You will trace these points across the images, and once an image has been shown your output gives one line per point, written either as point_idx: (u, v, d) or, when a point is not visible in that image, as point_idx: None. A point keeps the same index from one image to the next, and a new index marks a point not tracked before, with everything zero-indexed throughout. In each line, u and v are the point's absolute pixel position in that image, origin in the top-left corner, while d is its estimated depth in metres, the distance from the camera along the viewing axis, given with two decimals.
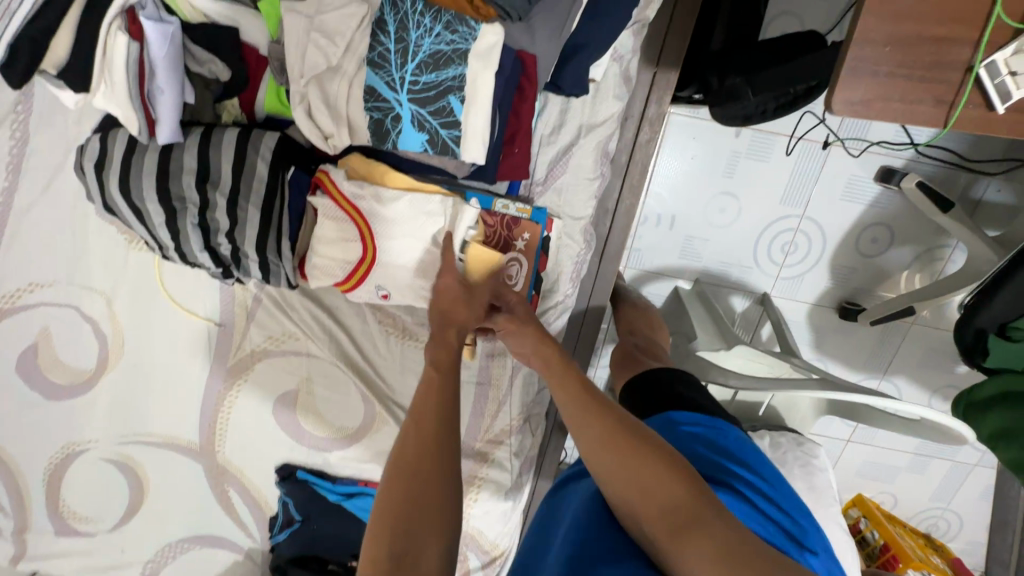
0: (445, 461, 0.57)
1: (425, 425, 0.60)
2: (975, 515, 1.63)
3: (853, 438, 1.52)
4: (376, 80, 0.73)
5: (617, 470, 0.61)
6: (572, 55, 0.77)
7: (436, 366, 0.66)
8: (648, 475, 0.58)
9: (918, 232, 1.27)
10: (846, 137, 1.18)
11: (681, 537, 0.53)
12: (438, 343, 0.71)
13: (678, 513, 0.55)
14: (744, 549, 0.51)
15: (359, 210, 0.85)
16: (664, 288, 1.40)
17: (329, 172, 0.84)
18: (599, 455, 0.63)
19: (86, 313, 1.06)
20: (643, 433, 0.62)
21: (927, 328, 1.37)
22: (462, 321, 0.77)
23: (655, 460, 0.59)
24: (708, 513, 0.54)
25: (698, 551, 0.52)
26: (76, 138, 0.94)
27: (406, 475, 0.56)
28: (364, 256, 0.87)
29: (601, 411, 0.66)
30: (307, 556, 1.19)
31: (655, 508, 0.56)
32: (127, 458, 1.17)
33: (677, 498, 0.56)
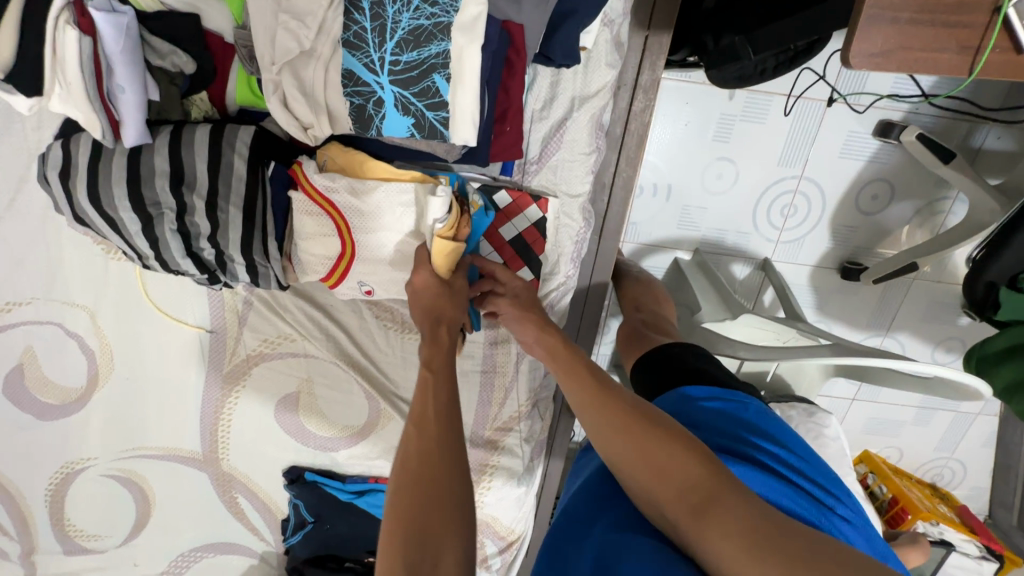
0: (458, 465, 0.59)
1: (432, 430, 0.62)
2: (980, 462, 1.65)
3: (858, 396, 1.52)
4: (354, 62, 0.68)
5: (628, 456, 0.59)
6: (561, 22, 0.72)
7: (430, 368, 0.71)
8: (662, 457, 0.56)
9: (918, 186, 1.25)
10: (846, 92, 1.14)
11: (698, 517, 0.51)
12: (428, 342, 0.76)
13: (694, 492, 0.53)
14: (764, 522, 0.48)
15: (337, 205, 0.79)
16: (664, 261, 1.37)
17: (302, 164, 0.79)
18: (611, 443, 0.62)
19: (69, 329, 1.01)
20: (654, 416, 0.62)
21: (929, 283, 1.36)
22: (446, 314, 0.80)
23: (667, 439, 0.58)
24: (723, 487, 0.52)
25: (717, 529, 0.49)
26: (37, 145, 0.88)
27: (419, 476, 0.57)
28: (344, 251, 0.83)
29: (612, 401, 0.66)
30: (322, 555, 1.18)
31: (673, 489, 0.54)
32: (129, 472, 1.14)
33: (693, 475, 0.54)
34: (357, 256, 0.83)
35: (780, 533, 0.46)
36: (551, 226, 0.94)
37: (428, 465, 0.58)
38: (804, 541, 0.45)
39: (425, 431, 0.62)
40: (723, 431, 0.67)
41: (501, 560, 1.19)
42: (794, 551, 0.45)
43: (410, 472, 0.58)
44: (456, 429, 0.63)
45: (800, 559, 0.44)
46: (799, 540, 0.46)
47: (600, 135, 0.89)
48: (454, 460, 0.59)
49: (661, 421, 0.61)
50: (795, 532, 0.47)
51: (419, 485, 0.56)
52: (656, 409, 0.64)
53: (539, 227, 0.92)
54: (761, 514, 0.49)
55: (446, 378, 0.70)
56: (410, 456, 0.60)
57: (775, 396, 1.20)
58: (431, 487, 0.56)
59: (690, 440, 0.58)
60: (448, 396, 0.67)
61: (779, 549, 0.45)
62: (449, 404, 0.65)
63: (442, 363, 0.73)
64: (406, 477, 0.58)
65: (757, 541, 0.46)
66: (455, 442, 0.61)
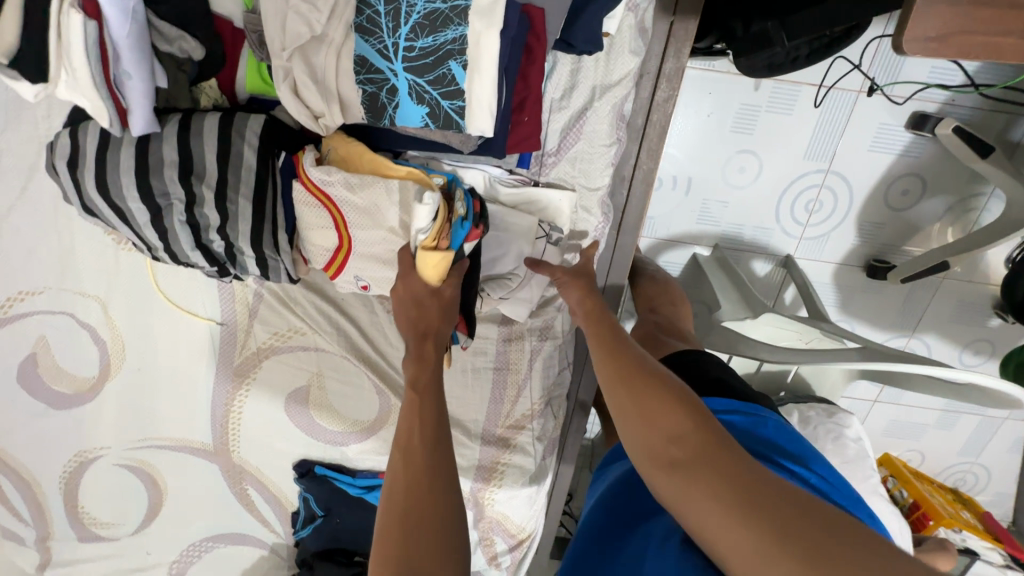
0: (449, 484, 0.58)
1: (416, 455, 0.60)
2: (1006, 469, 1.60)
3: (880, 398, 1.47)
4: (367, 48, 0.65)
5: (624, 412, 0.58)
6: (585, 6, 0.68)
7: (414, 386, 0.69)
8: (657, 407, 0.54)
9: (951, 181, 1.19)
10: (884, 85, 1.09)
11: (682, 473, 0.48)
12: (414, 359, 0.74)
13: (680, 445, 0.50)
14: (748, 478, 0.45)
15: (332, 198, 0.77)
16: (683, 257, 1.33)
17: (303, 154, 0.77)
18: (613, 393, 0.61)
19: (82, 320, 1.01)
20: (652, 374, 0.60)
21: (960, 282, 1.31)
22: (435, 329, 0.77)
23: (660, 397, 0.55)
24: (712, 441, 0.49)
25: (700, 485, 0.45)
26: (47, 134, 0.86)
27: (408, 506, 0.56)
28: (341, 245, 0.81)
29: (625, 356, 0.65)
30: (332, 549, 1.18)
31: (661, 439, 0.52)
32: (141, 462, 1.14)
33: (684, 429, 0.51)
34: (354, 249, 0.81)
35: (760, 493, 0.43)
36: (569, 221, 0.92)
37: (414, 485, 0.57)
38: (794, 504, 0.42)
39: (410, 454, 0.61)
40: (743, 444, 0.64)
41: (511, 558, 1.18)
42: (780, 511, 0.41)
43: (398, 495, 0.57)
44: (441, 444, 0.61)
45: (785, 523, 0.40)
46: (780, 503, 0.42)
47: (621, 126, 0.86)
48: (443, 474, 0.58)
49: (659, 378, 0.59)
50: (788, 494, 0.43)
51: (406, 518, 0.55)
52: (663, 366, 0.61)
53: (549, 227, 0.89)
54: (750, 469, 0.46)
55: (431, 399, 0.66)
56: (398, 482, 0.59)
57: (794, 396, 1.15)
58: (420, 512, 0.55)
59: (684, 395, 0.55)
60: (434, 417, 0.64)
61: (759, 509, 0.42)
62: (434, 424, 0.63)
63: (428, 378, 0.70)
64: (396, 505, 0.57)
65: (744, 499, 0.43)
66: (438, 454, 0.60)
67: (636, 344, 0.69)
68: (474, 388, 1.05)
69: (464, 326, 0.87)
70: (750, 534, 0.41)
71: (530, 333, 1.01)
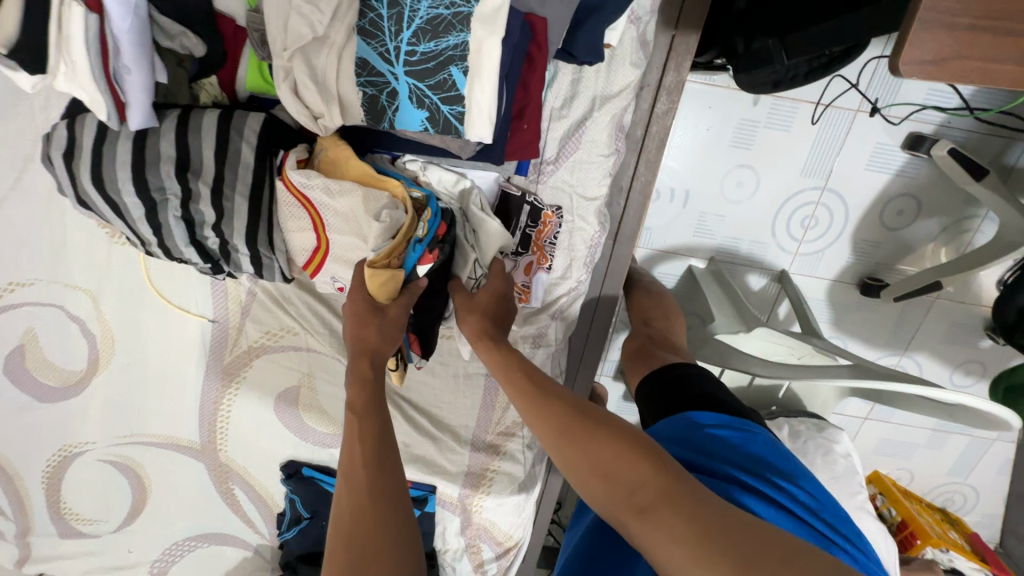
0: (393, 502, 0.57)
1: (359, 476, 0.59)
2: (994, 490, 1.60)
3: (870, 416, 1.48)
4: (368, 51, 0.66)
5: (580, 468, 0.57)
6: (587, 17, 0.68)
7: (352, 408, 0.68)
8: (611, 459, 0.54)
9: (946, 202, 1.20)
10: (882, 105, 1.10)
11: (647, 518, 0.47)
12: (351, 379, 0.73)
13: (643, 494, 0.50)
14: (714, 517, 0.45)
15: (313, 202, 0.75)
16: (678, 269, 1.34)
17: (288, 155, 0.76)
18: (561, 451, 0.60)
19: (72, 312, 1.00)
20: (598, 422, 0.60)
21: (952, 303, 1.32)
22: (376, 349, 0.75)
23: (614, 447, 0.55)
24: (671, 486, 0.49)
25: (665, 529, 0.45)
26: (44, 125, 0.86)
27: (353, 529, 0.54)
28: (319, 246, 0.78)
29: (565, 406, 0.65)
30: (317, 552, 1.17)
31: (623, 491, 0.52)
32: (126, 458, 1.13)
33: (643, 476, 0.51)
34: (331, 252, 0.78)
35: (731, 530, 0.43)
36: (565, 229, 0.92)
37: (362, 511, 0.55)
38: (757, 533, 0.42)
39: (353, 477, 0.60)
40: (731, 460, 0.64)
41: (497, 566, 1.17)
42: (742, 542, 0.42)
43: (342, 522, 0.55)
44: (389, 467, 0.60)
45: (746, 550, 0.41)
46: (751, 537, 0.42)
47: (620, 137, 0.86)
48: (392, 496, 0.58)
49: (607, 426, 0.59)
50: (752, 525, 0.44)
51: (350, 537, 0.53)
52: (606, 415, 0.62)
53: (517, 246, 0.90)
54: (713, 508, 0.46)
55: (374, 423, 0.66)
56: (342, 510, 0.57)
57: (785, 411, 1.16)
58: (371, 536, 0.53)
59: (634, 441, 0.55)
60: (376, 434, 0.64)
61: (730, 545, 0.41)
62: (379, 445, 0.63)
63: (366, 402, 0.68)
64: (340, 530, 0.55)
65: (706, 533, 0.43)
66: (385, 480, 0.59)
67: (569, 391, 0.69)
68: (465, 394, 1.04)
69: (418, 346, 0.88)
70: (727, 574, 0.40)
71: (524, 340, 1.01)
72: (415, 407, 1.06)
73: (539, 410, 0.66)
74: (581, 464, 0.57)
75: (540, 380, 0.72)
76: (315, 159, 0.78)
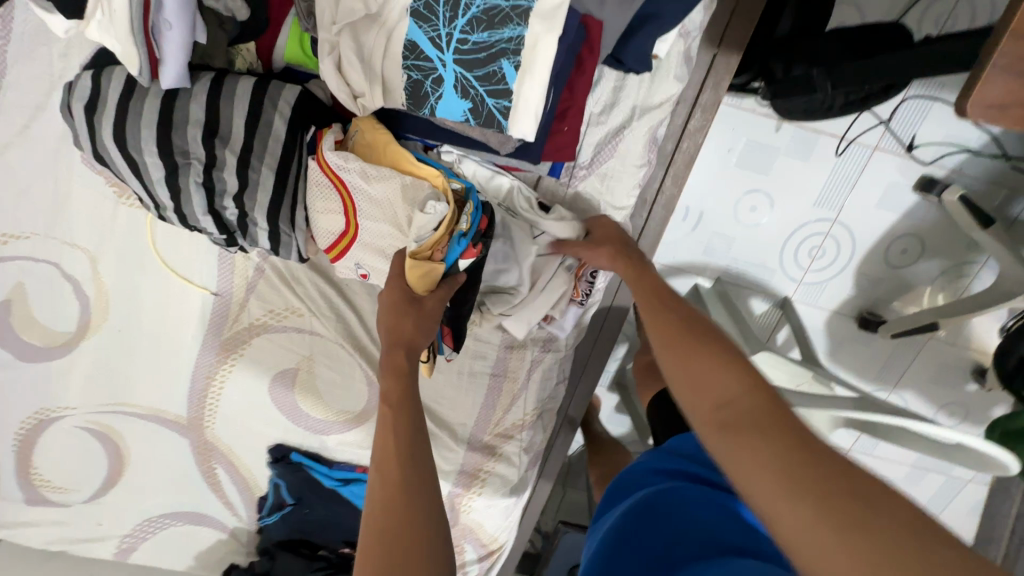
0: (422, 488, 0.57)
1: (392, 461, 0.59)
2: (963, 530, 1.64)
3: (854, 447, 1.50)
4: (419, 34, 0.63)
5: (675, 372, 0.59)
6: (640, 26, 0.67)
7: (386, 401, 0.65)
8: (706, 371, 0.56)
9: (951, 246, 1.23)
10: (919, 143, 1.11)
11: (729, 429, 0.49)
12: (384, 370, 0.68)
13: (731, 407, 0.51)
14: (793, 440, 0.45)
15: (347, 185, 0.73)
16: (685, 285, 1.35)
17: (329, 134, 0.74)
18: (664, 356, 0.62)
19: (67, 272, 0.95)
20: (712, 340, 0.60)
21: (944, 345, 1.35)
22: (411, 341, 0.70)
23: (714, 361, 0.56)
24: (762, 405, 0.49)
25: (743, 446, 0.47)
26: (62, 73, 0.82)
27: (387, 505, 0.56)
28: (346, 231, 0.76)
29: (676, 316, 0.66)
30: (296, 539, 1.15)
31: (712, 401, 0.53)
32: (106, 428, 1.08)
33: (740, 393, 0.52)
34: (360, 237, 0.76)
35: (808, 456, 0.43)
36: None
37: (393, 495, 0.56)
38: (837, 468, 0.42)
39: (390, 464, 0.58)
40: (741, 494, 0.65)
41: (478, 569, 1.16)
42: (823, 474, 0.42)
43: (381, 502, 0.56)
44: (420, 447, 0.60)
45: (817, 487, 0.41)
46: (823, 467, 0.42)
47: (653, 149, 0.86)
48: (430, 469, 0.58)
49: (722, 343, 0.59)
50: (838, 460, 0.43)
51: (385, 510, 0.55)
52: (716, 331, 0.62)
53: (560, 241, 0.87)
54: (799, 432, 0.46)
55: (411, 413, 0.63)
56: (376, 487, 0.58)
57: None
58: (414, 507, 0.55)
59: (738, 358, 0.56)
60: (414, 426, 0.62)
61: (802, 471, 0.42)
62: (417, 435, 0.61)
63: (401, 391, 0.65)
64: (380, 509, 0.56)
65: (783, 459, 0.43)
66: (411, 466, 0.58)
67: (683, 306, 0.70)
68: (468, 392, 1.03)
69: (450, 339, 0.85)
70: (788, 491, 0.41)
71: (534, 343, 0.99)
72: None
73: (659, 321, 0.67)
74: (678, 370, 0.59)
75: (659, 293, 0.71)
76: (349, 142, 0.76)
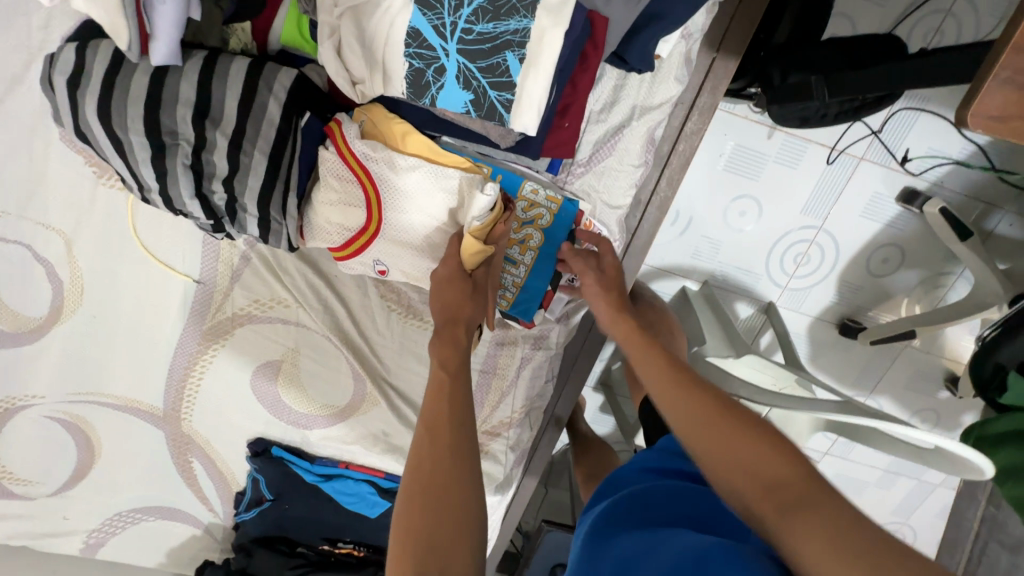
0: (466, 484, 0.61)
1: (443, 436, 0.64)
2: (931, 534, 1.69)
3: (830, 451, 1.53)
4: (423, 22, 0.62)
5: (705, 446, 0.57)
6: (644, 25, 0.67)
7: (443, 367, 0.72)
8: (745, 447, 0.54)
9: (929, 256, 1.27)
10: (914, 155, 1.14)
11: (784, 515, 0.47)
12: (442, 338, 0.76)
13: (781, 488, 0.49)
14: (861, 530, 0.43)
15: (370, 175, 0.75)
16: (671, 287, 1.36)
17: (342, 124, 0.73)
18: (687, 426, 0.60)
19: (39, 254, 0.91)
20: (741, 412, 0.58)
21: (919, 353, 1.39)
22: (464, 316, 0.78)
23: (750, 436, 0.54)
24: (815, 488, 0.48)
25: (801, 525, 0.45)
26: (42, 45, 0.79)
27: (429, 486, 0.61)
28: (367, 226, 0.79)
29: (691, 383, 0.64)
30: (274, 536, 1.12)
31: (756, 480, 0.51)
32: (76, 418, 1.04)
33: (784, 474, 0.50)
34: (382, 233, 0.80)
35: (879, 545, 0.41)
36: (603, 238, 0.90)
37: (436, 476, 0.61)
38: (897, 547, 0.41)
39: (435, 434, 0.65)
40: None
41: None
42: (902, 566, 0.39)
43: (421, 468, 0.62)
44: (465, 433, 0.65)
45: (889, 566, 0.39)
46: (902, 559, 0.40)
47: (651, 150, 0.86)
48: (466, 442, 0.65)
49: (744, 412, 0.58)
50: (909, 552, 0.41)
51: (427, 494, 0.60)
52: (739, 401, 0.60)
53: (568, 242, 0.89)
54: (861, 521, 0.44)
55: (460, 387, 0.69)
56: (421, 457, 0.64)
57: None
58: (447, 475, 0.62)
59: (776, 435, 0.54)
60: (459, 400, 0.68)
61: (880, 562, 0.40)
62: (459, 408, 0.67)
63: (458, 364, 0.73)
64: (419, 473, 0.62)
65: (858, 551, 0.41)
66: (458, 453, 0.63)
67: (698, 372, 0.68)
68: None
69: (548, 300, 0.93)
70: None
71: (525, 340, 0.99)
72: (400, 393, 1.04)
73: (667, 388, 0.65)
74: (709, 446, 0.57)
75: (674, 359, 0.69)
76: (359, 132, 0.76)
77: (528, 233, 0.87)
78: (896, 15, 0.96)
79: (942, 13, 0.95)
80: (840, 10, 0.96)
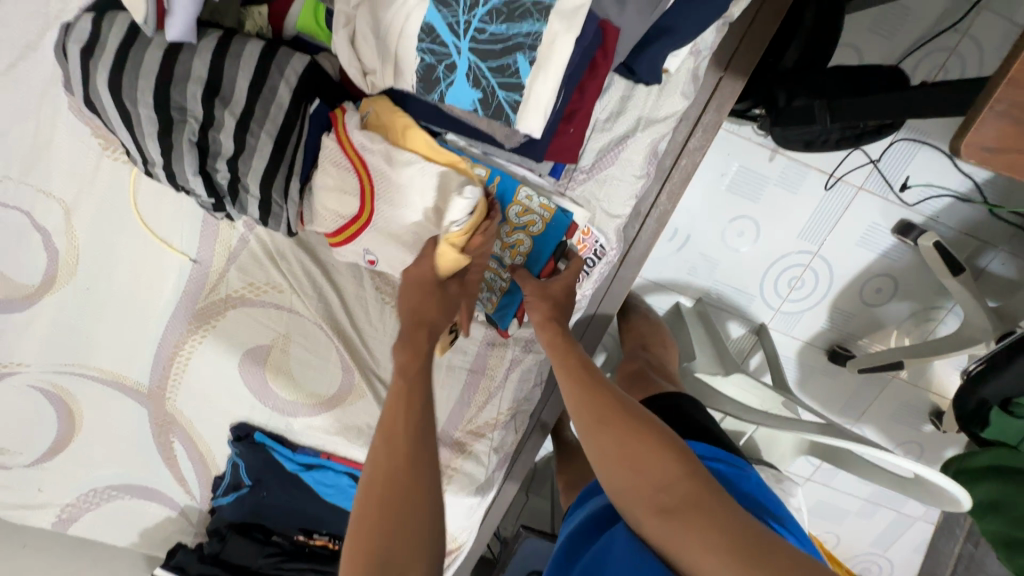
0: (426, 492, 0.63)
1: (401, 442, 0.66)
2: (908, 568, 1.68)
3: (813, 477, 1.53)
4: (438, 18, 0.63)
5: (606, 453, 0.63)
6: (655, 38, 0.69)
7: (402, 372, 0.74)
8: (641, 455, 0.60)
9: (919, 289, 1.28)
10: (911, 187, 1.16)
11: (671, 520, 0.54)
12: (405, 343, 0.77)
13: (670, 493, 0.56)
14: (735, 526, 0.51)
15: (368, 165, 0.75)
16: (666, 302, 1.37)
17: (347, 112, 0.74)
18: (592, 437, 0.66)
19: (38, 221, 0.91)
20: (636, 416, 0.65)
21: (906, 384, 1.39)
22: (433, 321, 0.80)
23: (647, 442, 0.61)
24: (698, 490, 0.55)
25: (690, 534, 0.52)
26: (59, 14, 0.80)
27: (391, 499, 0.62)
28: (359, 216, 0.78)
29: (598, 391, 0.70)
30: (249, 523, 1.12)
31: (648, 485, 0.58)
32: (58, 389, 1.03)
33: (673, 478, 0.57)
34: (374, 223, 0.79)
35: (751, 539, 0.49)
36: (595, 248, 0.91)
37: (397, 486, 0.62)
38: (774, 543, 0.49)
39: (394, 440, 0.66)
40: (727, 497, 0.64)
41: None
42: (766, 554, 0.48)
43: (378, 474, 0.64)
44: (422, 439, 0.67)
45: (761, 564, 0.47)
46: (766, 548, 0.48)
47: (653, 162, 0.87)
48: (422, 444, 0.66)
49: (644, 424, 0.64)
50: (774, 541, 0.49)
51: (389, 507, 0.61)
52: (640, 407, 0.67)
53: (555, 252, 0.89)
54: (736, 517, 0.52)
55: (421, 386, 0.72)
56: (383, 464, 0.64)
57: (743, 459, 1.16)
58: (400, 485, 0.63)
59: (671, 441, 0.61)
60: (421, 404, 0.70)
61: (752, 554, 0.48)
62: (419, 415, 0.69)
63: (418, 367, 0.75)
64: (375, 480, 0.63)
65: (730, 545, 0.49)
66: (419, 464, 0.64)
67: (607, 378, 0.74)
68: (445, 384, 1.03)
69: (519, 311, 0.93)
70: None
71: (516, 342, 0.99)
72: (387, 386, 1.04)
73: (583, 404, 0.70)
74: (608, 454, 0.63)
75: (587, 367, 0.76)
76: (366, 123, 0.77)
77: (520, 238, 0.88)
78: (902, 49, 0.98)
79: (947, 50, 0.97)
80: (846, 40, 0.98)
